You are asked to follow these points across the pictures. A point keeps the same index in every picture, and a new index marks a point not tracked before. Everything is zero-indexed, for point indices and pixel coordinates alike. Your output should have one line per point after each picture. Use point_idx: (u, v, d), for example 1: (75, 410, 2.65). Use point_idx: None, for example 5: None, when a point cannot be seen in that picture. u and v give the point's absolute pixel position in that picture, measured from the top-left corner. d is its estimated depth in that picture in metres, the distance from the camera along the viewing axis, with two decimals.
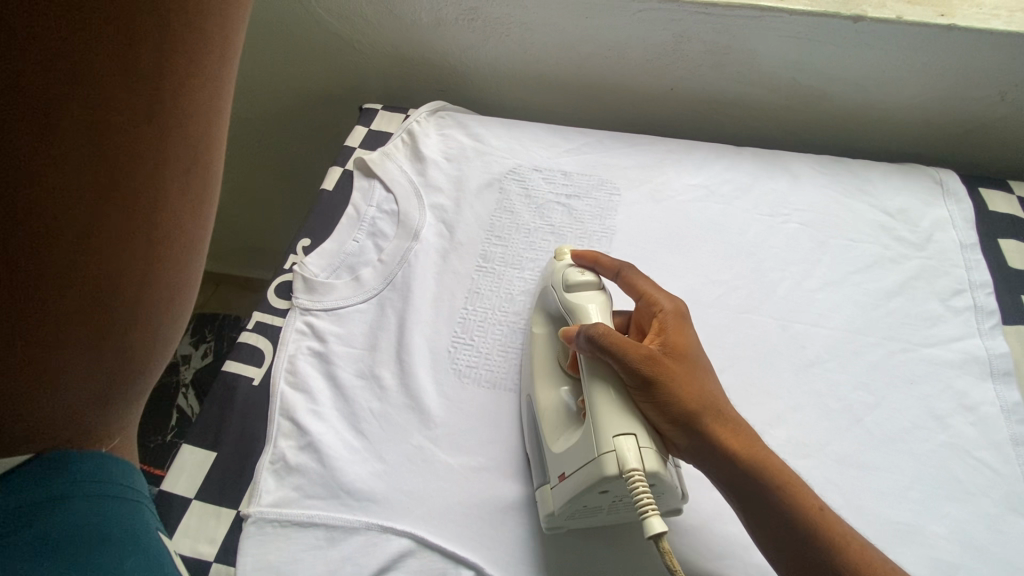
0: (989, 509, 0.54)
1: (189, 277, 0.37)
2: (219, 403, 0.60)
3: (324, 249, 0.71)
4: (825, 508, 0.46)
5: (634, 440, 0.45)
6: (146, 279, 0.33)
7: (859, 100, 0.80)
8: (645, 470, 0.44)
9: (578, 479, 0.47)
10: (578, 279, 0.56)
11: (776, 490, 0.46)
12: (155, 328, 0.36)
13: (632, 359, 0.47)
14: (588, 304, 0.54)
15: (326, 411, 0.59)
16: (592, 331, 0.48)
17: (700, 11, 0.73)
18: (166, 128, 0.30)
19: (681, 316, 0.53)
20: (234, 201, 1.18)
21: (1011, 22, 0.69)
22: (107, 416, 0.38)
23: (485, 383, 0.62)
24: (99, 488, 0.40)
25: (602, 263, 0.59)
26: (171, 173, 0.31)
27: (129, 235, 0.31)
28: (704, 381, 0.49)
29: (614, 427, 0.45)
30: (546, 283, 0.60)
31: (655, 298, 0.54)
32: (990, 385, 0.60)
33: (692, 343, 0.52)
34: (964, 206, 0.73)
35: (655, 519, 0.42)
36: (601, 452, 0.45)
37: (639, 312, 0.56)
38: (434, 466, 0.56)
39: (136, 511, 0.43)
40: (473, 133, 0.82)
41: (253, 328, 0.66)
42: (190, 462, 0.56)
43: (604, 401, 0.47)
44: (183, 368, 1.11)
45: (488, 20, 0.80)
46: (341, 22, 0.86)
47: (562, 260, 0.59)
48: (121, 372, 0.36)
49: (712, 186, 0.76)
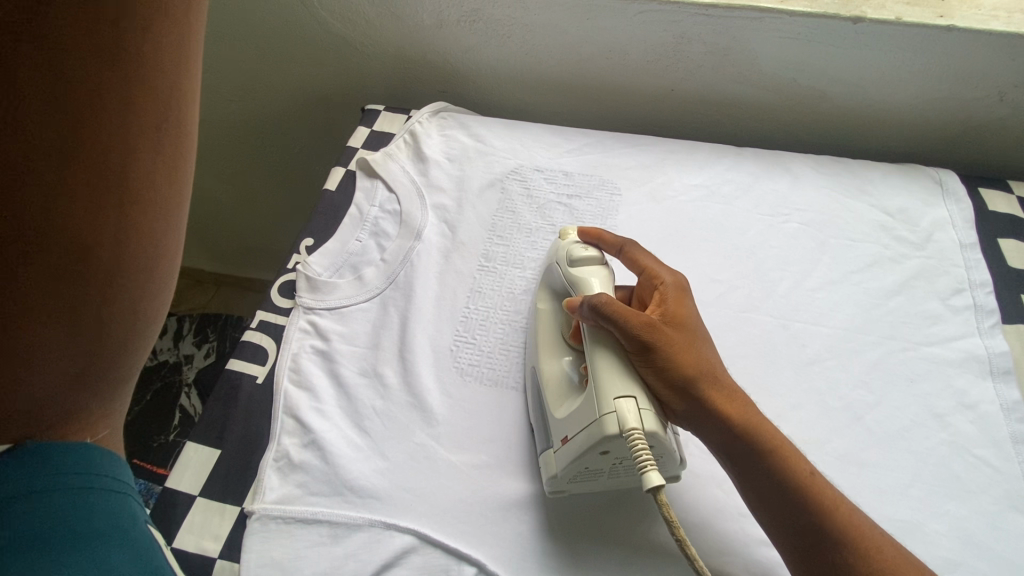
0: (988, 507, 0.54)
1: (164, 249, 0.40)
2: (223, 402, 0.61)
3: (327, 249, 0.71)
4: (818, 475, 0.47)
5: (634, 401, 0.45)
6: (116, 243, 0.37)
7: (858, 100, 0.80)
8: (644, 430, 0.44)
9: (581, 441, 0.47)
10: (582, 255, 0.56)
11: (771, 457, 0.46)
12: (133, 296, 0.39)
13: (633, 326, 0.47)
14: (591, 278, 0.55)
15: (329, 409, 0.59)
16: (595, 300, 0.49)
17: (701, 11, 0.74)
18: (127, 108, 0.34)
19: (680, 290, 0.53)
20: (237, 202, 1.19)
21: (1010, 23, 0.69)
22: (88, 393, 0.41)
23: (487, 382, 0.62)
24: (85, 480, 0.41)
25: (606, 239, 0.58)
26: (138, 150, 0.36)
27: (97, 199, 0.35)
28: (703, 351, 0.50)
29: (614, 390, 0.46)
30: (550, 259, 0.60)
31: (656, 272, 0.55)
32: (990, 384, 0.61)
33: (691, 315, 0.52)
34: (964, 206, 0.73)
35: (653, 473, 0.43)
36: (602, 413, 0.45)
37: (641, 287, 0.56)
38: (436, 464, 0.56)
39: (125, 503, 0.44)
40: (475, 134, 0.83)
41: (256, 327, 0.66)
42: (194, 460, 0.57)
43: (605, 367, 0.47)
44: (186, 368, 1.11)
45: (490, 22, 0.81)
46: (345, 24, 0.87)
47: (566, 239, 0.60)
48: (99, 340, 0.39)
49: (713, 185, 0.77)
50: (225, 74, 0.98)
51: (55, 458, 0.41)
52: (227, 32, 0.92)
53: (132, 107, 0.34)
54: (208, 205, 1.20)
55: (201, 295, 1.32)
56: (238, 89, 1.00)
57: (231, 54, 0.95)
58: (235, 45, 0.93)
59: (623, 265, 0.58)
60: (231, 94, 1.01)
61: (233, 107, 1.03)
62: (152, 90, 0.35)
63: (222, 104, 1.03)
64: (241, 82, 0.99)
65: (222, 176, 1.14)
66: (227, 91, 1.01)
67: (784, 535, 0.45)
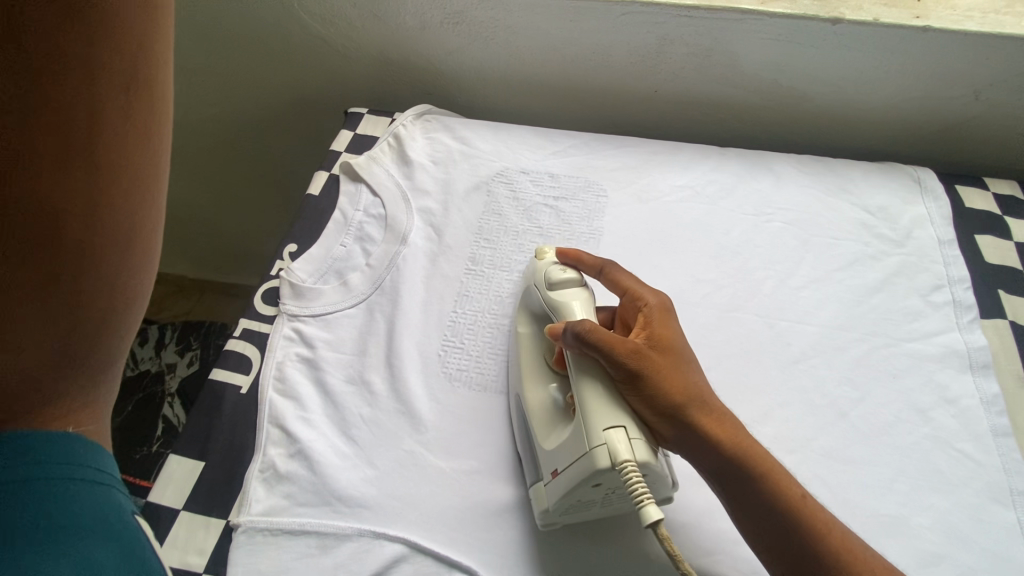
0: (971, 500, 0.55)
1: (146, 214, 0.37)
2: (206, 413, 0.59)
3: (311, 255, 0.70)
4: (808, 496, 0.47)
5: (624, 431, 0.45)
6: (88, 205, 0.34)
7: (839, 100, 0.81)
8: (637, 461, 0.44)
9: (572, 475, 0.47)
10: (561, 277, 0.56)
11: (760, 480, 0.46)
12: (112, 279, 0.37)
13: (619, 355, 0.47)
14: (572, 301, 0.54)
15: (316, 418, 0.58)
16: (579, 328, 0.49)
17: (684, 13, 0.74)
18: (92, 66, 0.32)
19: (665, 310, 0.53)
20: (218, 205, 1.17)
21: (983, 23, 0.71)
22: (67, 382, 0.38)
23: (475, 387, 0.62)
24: (60, 470, 0.37)
25: (585, 260, 0.59)
26: (109, 109, 0.33)
27: (70, 172, 0.32)
28: (690, 375, 0.50)
29: (604, 421, 0.46)
30: (529, 282, 0.60)
31: (639, 293, 0.55)
32: (970, 378, 0.62)
33: (677, 337, 0.52)
34: (941, 204, 0.75)
35: (651, 507, 0.42)
36: (593, 446, 0.45)
37: (624, 307, 0.56)
38: (425, 471, 0.56)
39: (110, 494, 0.39)
40: (460, 137, 0.82)
41: (239, 335, 0.65)
42: (176, 474, 0.56)
43: (593, 397, 0.47)
44: (169, 377, 1.10)
45: (473, 23, 0.81)
46: (326, 26, 0.86)
47: (544, 259, 0.60)
48: (78, 321, 0.36)
49: (698, 186, 0.77)
50: (202, 76, 0.96)
51: (35, 449, 0.36)
52: (203, 33, 0.90)
53: (103, 80, 0.32)
54: (186, 209, 1.17)
55: (184, 301, 1.30)
56: (218, 92, 0.98)
57: (210, 56, 0.93)
58: (213, 47, 0.92)
59: (605, 286, 0.58)
60: (211, 98, 1.00)
61: (213, 111, 1.01)
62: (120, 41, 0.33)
63: (200, 108, 1.01)
64: (221, 85, 0.98)
65: (200, 180, 1.12)
66: (207, 95, 0.99)
67: (777, 556, 0.45)
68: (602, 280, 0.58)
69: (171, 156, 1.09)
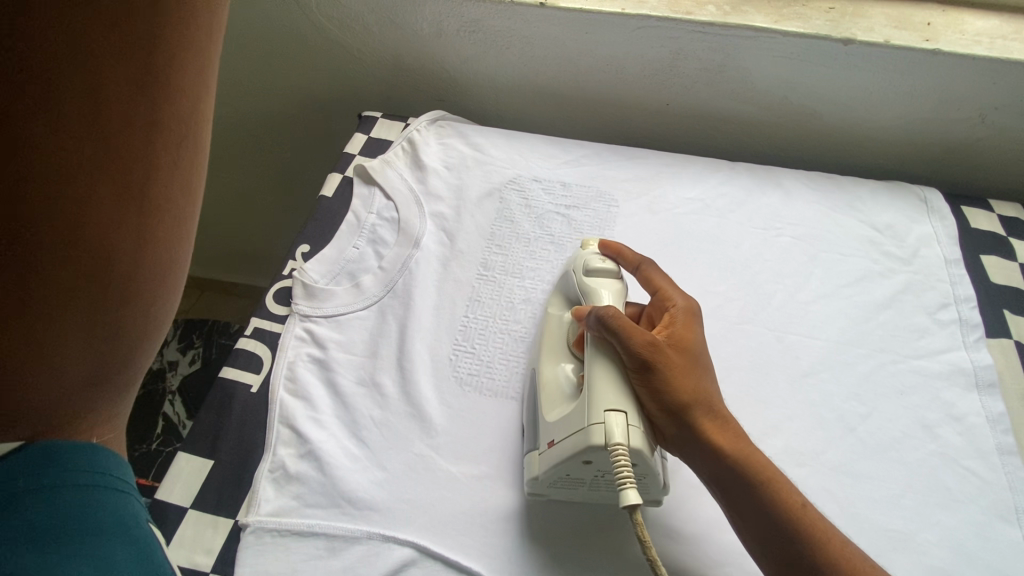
0: (976, 517, 0.55)
1: (179, 255, 0.41)
2: (216, 411, 0.59)
3: (324, 256, 0.71)
4: (808, 506, 0.47)
5: (624, 417, 0.46)
6: (137, 251, 0.37)
7: (847, 119, 0.82)
8: (629, 447, 0.45)
9: (565, 447, 0.48)
10: (598, 266, 0.57)
11: (760, 487, 0.46)
12: (145, 304, 0.40)
13: (636, 345, 0.48)
14: (602, 288, 0.56)
15: (326, 419, 0.58)
16: (603, 312, 0.49)
17: (697, 29, 0.75)
18: (154, 131, 0.35)
19: (691, 314, 0.53)
20: (225, 206, 1.17)
21: (992, 49, 0.72)
22: (103, 391, 0.42)
23: (487, 392, 0.62)
24: (90, 479, 0.42)
25: (624, 254, 0.59)
26: (160, 164, 0.36)
27: (121, 201, 0.35)
28: (703, 378, 0.49)
29: (606, 401, 0.47)
30: (567, 267, 0.61)
31: (669, 294, 0.55)
32: (975, 396, 0.62)
33: (698, 342, 0.51)
34: (948, 223, 0.76)
35: (630, 492, 0.44)
36: (591, 423, 0.46)
37: (652, 305, 0.56)
38: (435, 475, 0.56)
39: (129, 502, 0.44)
40: (473, 143, 0.83)
41: (251, 334, 0.65)
42: (185, 472, 0.55)
43: (602, 378, 0.48)
44: (169, 374, 1.09)
45: (489, 32, 0.82)
46: (343, 31, 0.87)
47: (587, 249, 0.60)
48: (116, 349, 0.40)
49: (708, 199, 0.78)
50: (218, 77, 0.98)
51: (65, 458, 0.41)
52: None
53: (158, 131, 0.35)
54: None
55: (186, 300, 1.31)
56: (233, 92, 0.99)
57: (227, 57, 0.94)
58: (227, 47, 0.93)
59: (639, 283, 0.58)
60: (224, 97, 1.00)
61: (226, 112, 1.02)
62: (179, 111, 0.36)
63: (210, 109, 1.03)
64: (236, 86, 0.98)
65: None
66: (221, 96, 1.00)
67: (764, 559, 0.46)
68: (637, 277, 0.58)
69: None
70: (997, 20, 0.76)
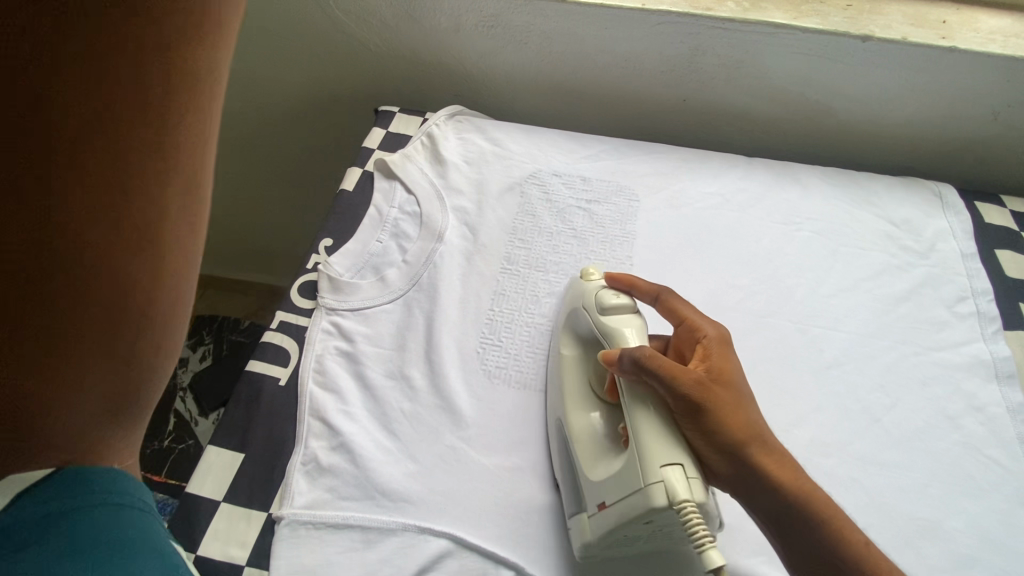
0: (1001, 505, 0.56)
1: (186, 294, 0.33)
2: (245, 404, 0.59)
3: (347, 250, 0.71)
4: (870, 543, 0.44)
5: (682, 470, 0.41)
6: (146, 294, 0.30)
7: (862, 116, 0.84)
8: (695, 501, 0.41)
9: (620, 510, 0.43)
10: (614, 303, 0.53)
11: (822, 526, 0.43)
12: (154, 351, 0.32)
13: (682, 386, 0.43)
14: (625, 327, 0.51)
15: (357, 412, 0.58)
16: (638, 354, 0.44)
17: (718, 25, 0.76)
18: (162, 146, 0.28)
19: (724, 343, 0.49)
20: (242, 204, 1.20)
21: (1006, 47, 0.74)
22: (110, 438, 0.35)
23: (515, 384, 0.62)
24: (105, 500, 0.33)
25: (638, 287, 0.55)
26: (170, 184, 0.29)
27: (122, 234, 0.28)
28: (750, 411, 0.45)
29: (661, 456, 0.42)
30: (576, 303, 0.58)
31: (696, 323, 0.50)
32: (995, 387, 0.63)
33: (737, 372, 0.47)
34: (962, 218, 0.77)
35: (712, 551, 0.39)
36: (648, 481, 0.41)
37: (678, 337, 0.51)
38: (467, 467, 0.56)
39: (155, 527, 0.35)
40: (492, 138, 0.83)
41: (277, 328, 0.65)
42: (216, 465, 0.55)
43: (650, 428, 0.43)
44: (181, 371, 1.09)
45: (508, 28, 0.82)
46: (361, 25, 0.87)
47: (591, 283, 0.57)
48: (120, 398, 0.33)
49: (728, 194, 0.79)
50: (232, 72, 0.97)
51: (71, 487, 0.33)
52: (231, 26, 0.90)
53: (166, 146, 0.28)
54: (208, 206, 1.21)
55: None
56: (248, 89, 1.00)
57: (241, 54, 0.94)
58: (242, 42, 0.93)
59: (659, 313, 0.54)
60: (239, 94, 1.01)
61: (240, 109, 1.03)
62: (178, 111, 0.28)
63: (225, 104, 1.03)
64: (250, 83, 0.99)
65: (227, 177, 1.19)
66: (235, 92, 1.01)
67: None
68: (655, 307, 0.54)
69: None
70: (1010, 18, 0.77)
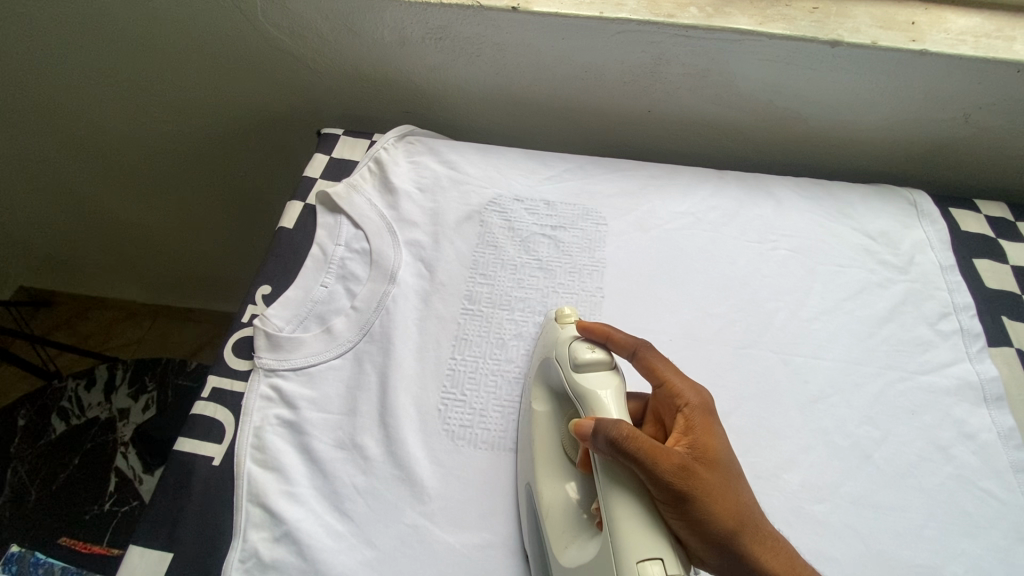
0: (999, 543, 0.53)
1: None
2: (173, 493, 0.52)
3: (288, 299, 0.63)
4: None
5: (662, 565, 0.36)
6: None
7: (833, 122, 0.80)
8: None
9: None
10: (587, 358, 0.46)
11: None
12: None
13: (664, 472, 0.38)
14: (600, 389, 0.45)
15: (303, 492, 0.52)
16: (614, 434, 0.39)
17: (681, 32, 0.70)
18: None
19: (708, 411, 0.44)
20: (188, 224, 1.14)
21: (978, 48, 0.70)
22: None
23: (481, 445, 0.56)
24: None
25: (615, 339, 0.48)
26: None
27: None
28: (738, 490, 0.41)
29: (638, 550, 0.37)
30: (548, 353, 0.51)
31: (677, 387, 0.45)
32: (985, 411, 0.60)
33: (723, 446, 0.43)
34: (939, 227, 0.74)
35: None
36: None
37: (658, 399, 0.47)
38: (430, 549, 0.50)
39: None
40: (447, 161, 0.76)
41: (209, 397, 0.57)
42: (139, 569, 0.48)
43: (626, 517, 0.38)
44: (121, 424, 1.01)
45: (458, 40, 0.75)
46: (294, 40, 0.78)
47: (566, 329, 0.51)
48: None
49: (699, 213, 0.74)
50: (156, 91, 0.88)
51: None
52: (147, 43, 0.81)
53: None
54: (153, 226, 1.15)
55: (138, 328, 1.33)
56: (175, 109, 0.91)
57: (162, 73, 0.86)
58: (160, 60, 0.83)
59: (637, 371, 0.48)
60: (167, 116, 0.93)
61: (171, 130, 0.95)
62: None
63: (154, 124, 0.94)
64: (177, 103, 0.90)
65: (163, 203, 1.10)
66: (161, 112, 0.92)
67: None
68: (632, 364, 0.48)
69: (131, 177, 1.05)
70: (980, 17, 0.74)
